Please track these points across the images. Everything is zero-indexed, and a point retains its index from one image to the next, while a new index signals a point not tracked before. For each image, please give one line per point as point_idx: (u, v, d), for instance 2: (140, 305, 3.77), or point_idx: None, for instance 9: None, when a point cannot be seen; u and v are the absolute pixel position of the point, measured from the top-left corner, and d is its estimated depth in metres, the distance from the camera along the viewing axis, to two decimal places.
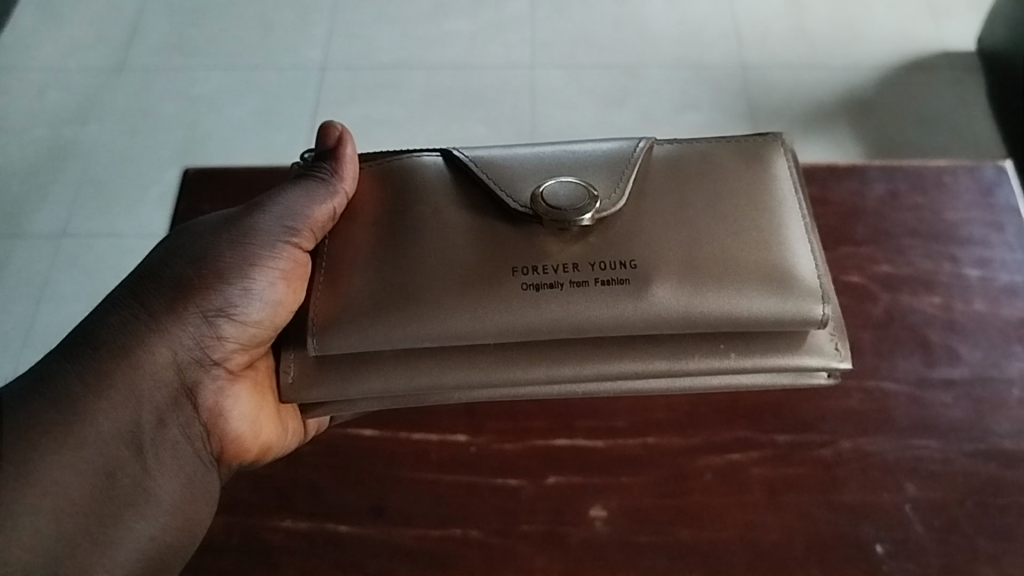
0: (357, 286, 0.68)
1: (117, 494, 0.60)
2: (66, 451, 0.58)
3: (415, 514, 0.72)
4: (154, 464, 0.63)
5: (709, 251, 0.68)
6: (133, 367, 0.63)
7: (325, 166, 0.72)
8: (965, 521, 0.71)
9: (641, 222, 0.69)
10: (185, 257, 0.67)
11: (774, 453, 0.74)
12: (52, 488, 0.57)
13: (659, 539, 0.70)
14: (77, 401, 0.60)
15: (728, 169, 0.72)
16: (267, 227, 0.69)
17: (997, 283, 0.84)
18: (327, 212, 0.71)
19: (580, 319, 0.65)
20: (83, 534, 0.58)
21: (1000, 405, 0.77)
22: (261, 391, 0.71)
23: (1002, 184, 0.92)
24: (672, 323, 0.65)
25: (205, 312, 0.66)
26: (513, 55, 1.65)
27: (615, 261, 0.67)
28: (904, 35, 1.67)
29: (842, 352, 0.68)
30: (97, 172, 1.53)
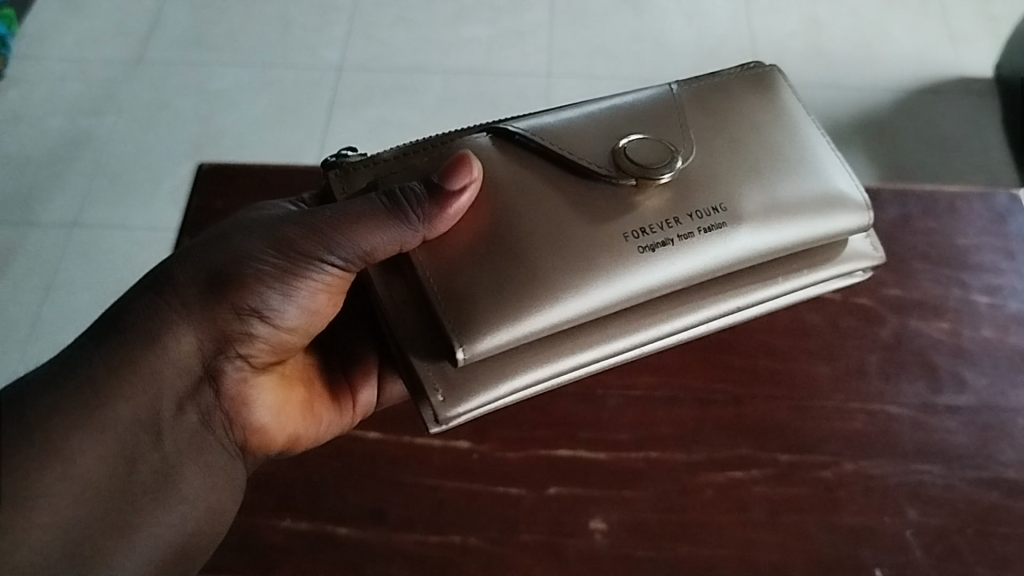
0: (479, 278, 0.64)
1: (137, 483, 0.60)
2: (92, 437, 0.57)
3: (416, 519, 0.72)
4: (176, 455, 0.63)
5: (786, 192, 0.70)
6: (160, 352, 0.61)
7: (423, 196, 0.63)
8: (965, 548, 0.71)
9: (719, 176, 0.69)
10: (229, 249, 0.64)
11: (776, 472, 0.74)
12: (75, 474, 0.56)
13: (658, 553, 0.70)
14: (105, 386, 0.58)
15: (755, 108, 0.74)
16: (317, 245, 0.63)
17: (1006, 311, 0.84)
18: (393, 246, 0.63)
19: (695, 270, 0.67)
20: (102, 520, 0.58)
21: (1005, 433, 0.77)
22: (284, 385, 0.72)
23: (1015, 212, 0.91)
24: (774, 251, 0.69)
25: (238, 309, 0.64)
26: (530, 64, 1.65)
27: (708, 209, 0.68)
28: (921, 58, 1.67)
29: (873, 250, 0.78)
30: (112, 163, 1.54)
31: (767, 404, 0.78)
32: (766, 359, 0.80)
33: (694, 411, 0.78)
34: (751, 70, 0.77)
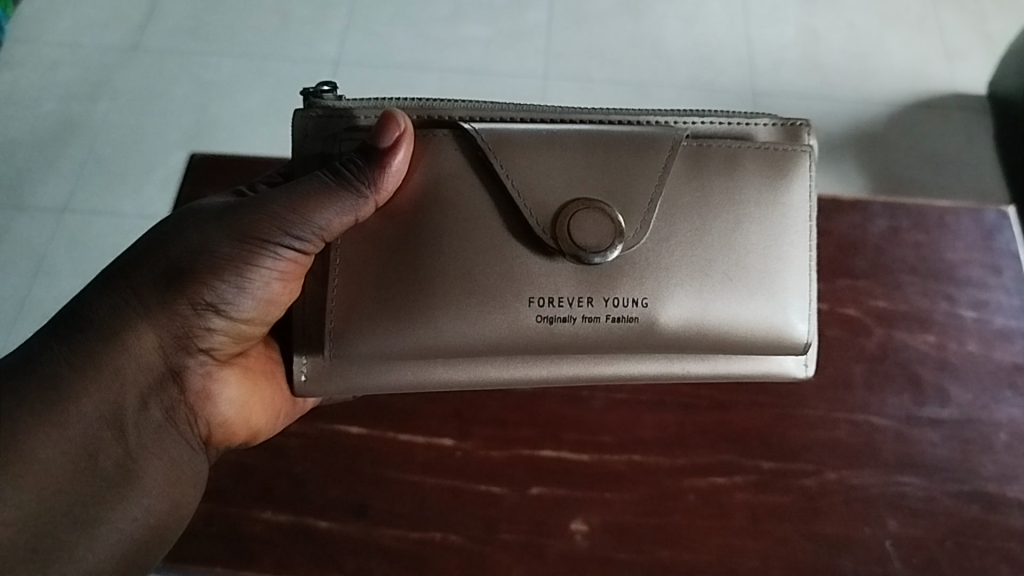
0: (374, 308, 0.67)
1: (100, 475, 0.60)
2: (49, 431, 0.57)
3: (397, 515, 0.72)
4: (138, 447, 0.62)
5: (721, 288, 0.69)
6: (118, 350, 0.61)
7: (360, 175, 0.64)
8: (943, 561, 0.72)
9: (658, 249, 0.68)
10: (183, 242, 0.64)
11: (758, 479, 0.75)
12: (34, 466, 0.56)
13: (638, 556, 0.71)
14: (63, 383, 0.59)
15: (749, 181, 0.70)
16: (272, 229, 0.64)
17: (991, 327, 0.85)
18: (345, 223, 0.65)
19: (584, 345, 0.68)
20: (65, 514, 0.57)
21: (987, 447, 0.78)
22: (251, 378, 0.72)
23: (1004, 228, 0.92)
24: (691, 339, 0.69)
25: (195, 303, 0.64)
26: (526, 65, 1.65)
27: (626, 298, 0.68)
28: (916, 73, 1.68)
29: (802, 367, 0.76)
30: (103, 151, 1.53)
31: (751, 412, 0.78)
32: None
33: (679, 415, 0.78)
34: (779, 133, 0.73)
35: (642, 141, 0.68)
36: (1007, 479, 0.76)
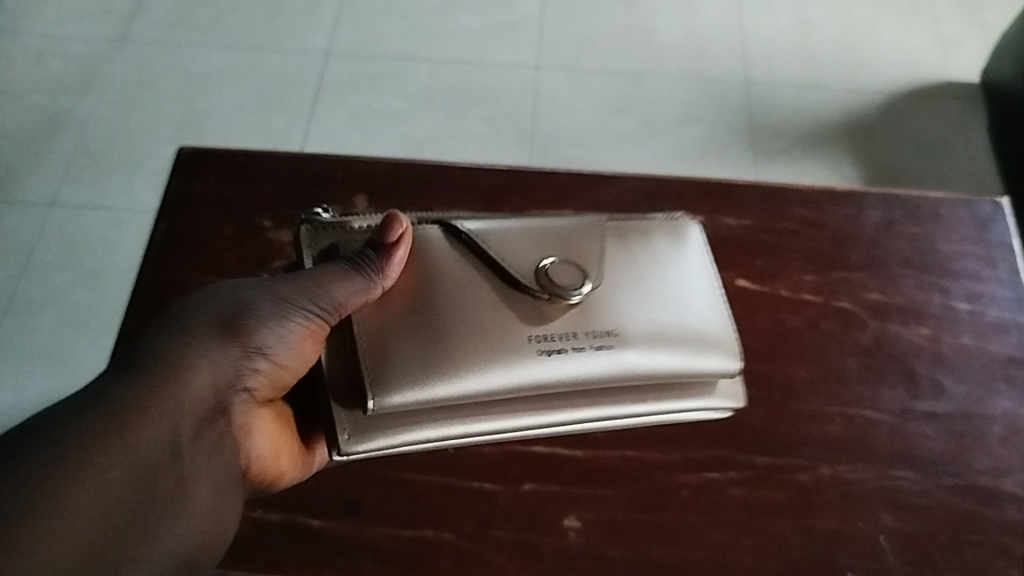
0: (400, 352, 0.66)
1: (159, 491, 0.56)
2: (113, 447, 0.55)
3: (389, 513, 0.72)
4: (194, 469, 0.59)
5: (669, 327, 0.73)
6: (176, 381, 0.60)
7: (371, 258, 0.67)
8: (938, 556, 0.71)
9: (613, 296, 0.73)
10: (228, 301, 0.64)
11: (752, 474, 0.74)
12: (97, 478, 0.54)
13: (632, 553, 0.70)
14: (124, 407, 0.57)
15: (660, 252, 0.77)
16: (307, 292, 0.65)
17: (986, 319, 0.84)
18: (359, 300, 0.66)
19: (586, 375, 0.69)
20: (123, 527, 0.54)
21: (982, 441, 0.77)
22: (280, 427, 0.68)
23: (998, 220, 0.91)
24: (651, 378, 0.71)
25: (244, 348, 0.63)
26: (519, 55, 1.64)
27: (602, 330, 0.70)
28: (910, 62, 1.68)
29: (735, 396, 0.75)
30: (92, 143, 1.51)
31: (745, 406, 0.77)
32: (747, 359, 0.80)
33: None
34: (669, 221, 0.80)
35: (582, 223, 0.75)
36: (1002, 472, 0.76)
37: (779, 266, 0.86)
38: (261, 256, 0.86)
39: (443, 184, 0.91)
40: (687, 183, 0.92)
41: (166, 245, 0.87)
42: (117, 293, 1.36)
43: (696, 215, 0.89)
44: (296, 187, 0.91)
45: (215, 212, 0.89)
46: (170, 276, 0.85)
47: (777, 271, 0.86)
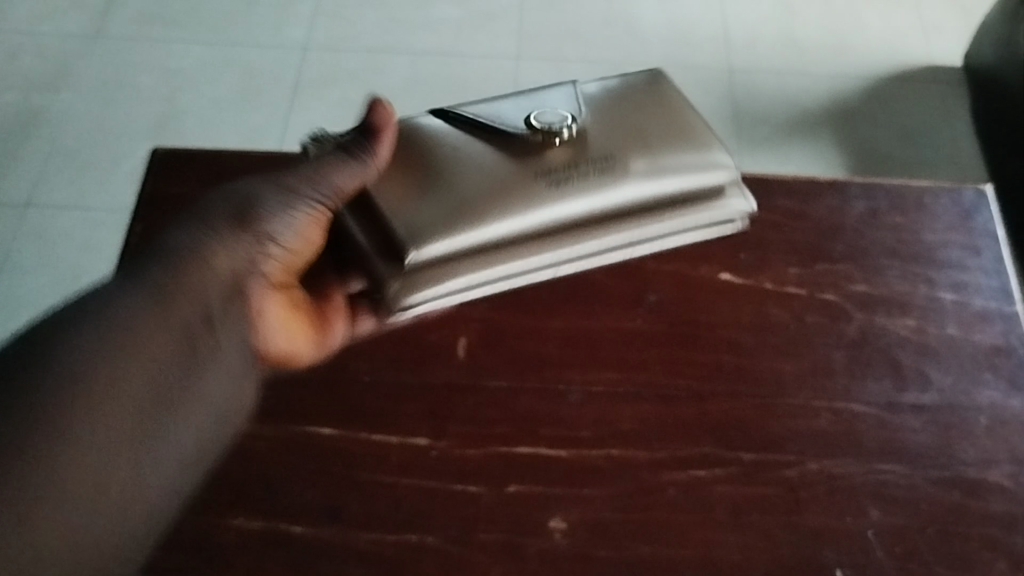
0: (422, 204, 0.72)
1: (195, 363, 0.63)
2: (149, 326, 0.62)
3: (372, 518, 0.71)
4: (223, 342, 0.66)
5: (662, 153, 0.77)
6: (200, 265, 0.66)
7: (363, 144, 0.73)
8: (926, 549, 0.71)
9: (603, 138, 0.78)
10: (237, 195, 0.71)
11: (739, 471, 0.74)
12: (138, 354, 0.60)
13: (618, 554, 0.70)
14: (155, 291, 0.64)
15: (631, 102, 0.81)
16: (310, 183, 0.71)
17: (970, 308, 0.84)
18: (356, 183, 0.73)
19: (598, 197, 0.74)
20: (166, 394, 0.61)
21: (969, 432, 0.77)
22: (295, 306, 0.74)
23: (982, 208, 0.91)
24: (656, 202, 0.76)
25: (255, 235, 0.70)
26: (499, 46, 1.63)
27: (598, 160, 0.76)
28: (892, 47, 1.67)
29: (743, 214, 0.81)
30: (68, 141, 1.49)
31: (730, 402, 0.77)
32: (731, 355, 0.80)
33: (655, 407, 0.77)
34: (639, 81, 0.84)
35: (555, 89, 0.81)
36: (989, 464, 0.75)
37: (763, 259, 0.86)
38: None
39: None
40: None
41: (142, 251, 0.86)
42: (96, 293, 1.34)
43: None
44: None
45: None
46: None
47: (761, 263, 0.85)
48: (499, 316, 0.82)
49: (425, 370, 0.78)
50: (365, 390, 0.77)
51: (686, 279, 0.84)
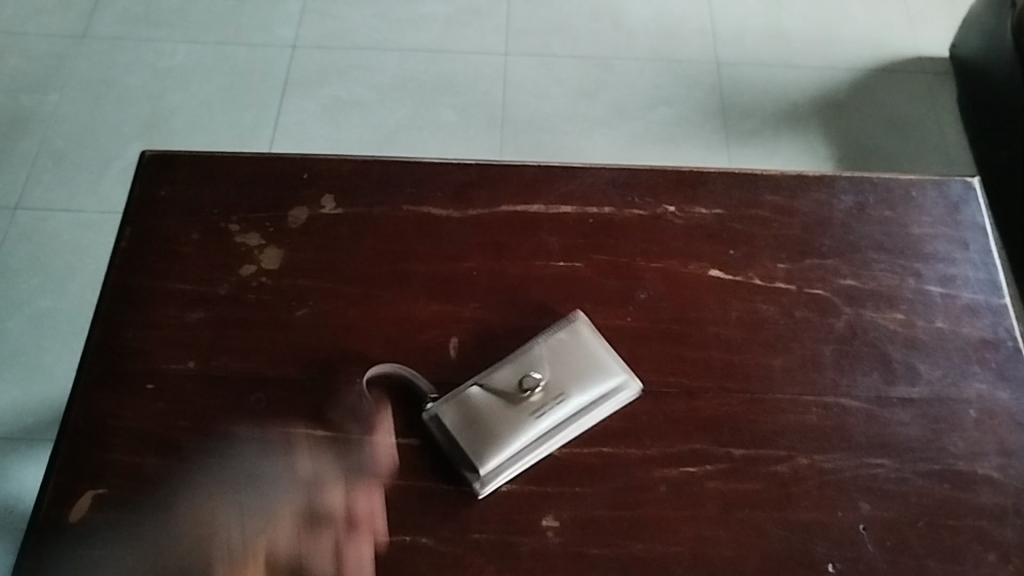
0: (406, 364, 0.79)
1: (184, 524, 0.71)
2: (151, 490, 0.73)
3: (366, 519, 0.71)
4: (217, 503, 0.72)
5: (580, 330, 0.80)
6: (209, 438, 0.75)
7: (303, 368, 0.79)
8: (916, 542, 0.71)
9: (581, 242, 0.86)
10: (260, 377, 0.78)
11: (730, 467, 0.74)
12: (137, 507, 0.72)
13: (611, 552, 0.70)
14: (164, 460, 0.74)
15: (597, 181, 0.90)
16: (320, 379, 0.78)
17: (958, 301, 0.84)
18: (360, 392, 0.77)
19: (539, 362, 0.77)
20: (148, 546, 0.71)
21: (958, 425, 0.77)
22: (240, 517, 0.71)
23: (969, 201, 0.91)
24: (579, 368, 0.77)
25: (263, 418, 0.76)
26: (487, 42, 1.62)
27: (536, 341, 0.79)
28: (879, 39, 1.67)
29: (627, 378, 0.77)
30: (56, 143, 1.49)
31: (721, 398, 0.77)
32: (721, 351, 0.80)
33: (646, 404, 0.77)
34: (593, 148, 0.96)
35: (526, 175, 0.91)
36: (978, 457, 0.76)
37: (751, 255, 0.86)
38: (229, 260, 0.85)
39: (412, 181, 0.90)
40: (658, 173, 0.91)
41: (131, 253, 0.86)
42: (87, 294, 1.33)
43: (668, 206, 0.89)
44: (263, 187, 0.90)
45: (181, 217, 0.88)
46: (137, 285, 0.84)
47: (750, 260, 0.86)
48: (490, 316, 0.82)
49: (416, 370, 0.79)
50: (357, 390, 0.78)
51: (675, 276, 0.84)
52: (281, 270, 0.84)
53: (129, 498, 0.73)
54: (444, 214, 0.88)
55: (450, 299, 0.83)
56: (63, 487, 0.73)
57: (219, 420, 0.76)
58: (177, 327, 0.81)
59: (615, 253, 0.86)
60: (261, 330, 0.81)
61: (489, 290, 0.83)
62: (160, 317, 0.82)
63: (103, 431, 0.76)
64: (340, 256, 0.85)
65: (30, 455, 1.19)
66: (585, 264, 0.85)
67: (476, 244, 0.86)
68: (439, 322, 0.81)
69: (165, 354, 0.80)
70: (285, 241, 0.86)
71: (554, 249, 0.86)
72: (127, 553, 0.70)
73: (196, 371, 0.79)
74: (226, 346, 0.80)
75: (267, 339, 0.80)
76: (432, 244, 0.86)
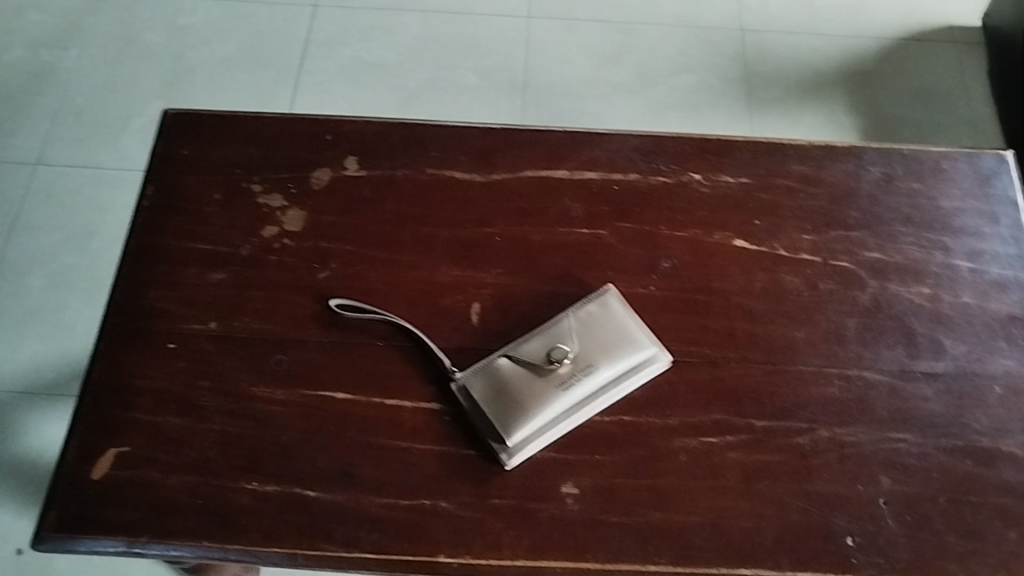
0: (437, 313, 0.80)
1: (202, 478, 0.72)
2: (170, 446, 0.73)
3: (386, 482, 0.72)
4: (233, 458, 0.73)
5: (614, 301, 0.78)
6: (225, 395, 0.76)
7: (332, 330, 0.79)
8: (936, 517, 0.71)
9: (604, 212, 0.85)
10: (277, 333, 0.79)
11: (751, 438, 0.74)
12: (156, 462, 0.73)
13: (629, 519, 0.70)
14: (182, 415, 0.75)
15: (621, 147, 0.89)
16: (336, 334, 0.78)
17: (986, 277, 0.83)
18: (376, 345, 0.78)
19: (566, 331, 0.75)
20: (168, 499, 0.71)
21: (982, 401, 0.77)
22: (259, 470, 0.72)
23: (1001, 174, 0.89)
24: (608, 339, 0.75)
25: (281, 374, 0.77)
26: (510, 4, 1.60)
27: (568, 311, 0.77)
28: (909, 7, 1.64)
29: (659, 352, 0.76)
30: (76, 99, 1.48)
31: (743, 369, 0.77)
32: (744, 322, 0.79)
33: (668, 373, 0.77)
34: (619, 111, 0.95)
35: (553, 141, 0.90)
36: (1001, 433, 0.75)
37: (777, 225, 0.85)
38: (251, 220, 0.85)
39: (435, 144, 0.89)
40: (683, 140, 0.90)
41: (153, 213, 0.86)
42: (106, 251, 1.33)
43: (693, 174, 0.88)
44: (285, 148, 0.89)
45: (203, 177, 0.88)
46: (159, 245, 0.84)
47: (775, 229, 0.85)
48: (511, 282, 0.81)
49: (438, 334, 0.78)
50: (379, 353, 0.77)
51: (700, 245, 0.84)
52: (303, 232, 0.84)
53: (149, 456, 0.73)
54: (467, 178, 0.87)
55: (472, 264, 0.82)
56: (85, 444, 0.74)
57: (241, 381, 0.76)
58: (198, 288, 0.81)
59: (639, 221, 0.85)
60: (282, 292, 0.81)
61: (511, 256, 0.83)
62: (182, 276, 0.82)
63: (125, 389, 0.76)
64: (362, 219, 0.85)
65: (50, 412, 1.20)
66: (608, 231, 0.84)
67: (499, 210, 0.85)
68: (461, 288, 0.81)
69: (186, 314, 0.80)
70: (307, 203, 0.86)
71: (577, 216, 0.85)
72: (148, 511, 0.71)
73: (217, 332, 0.79)
74: (247, 307, 0.80)
75: (289, 301, 0.80)
76: (456, 209, 0.86)
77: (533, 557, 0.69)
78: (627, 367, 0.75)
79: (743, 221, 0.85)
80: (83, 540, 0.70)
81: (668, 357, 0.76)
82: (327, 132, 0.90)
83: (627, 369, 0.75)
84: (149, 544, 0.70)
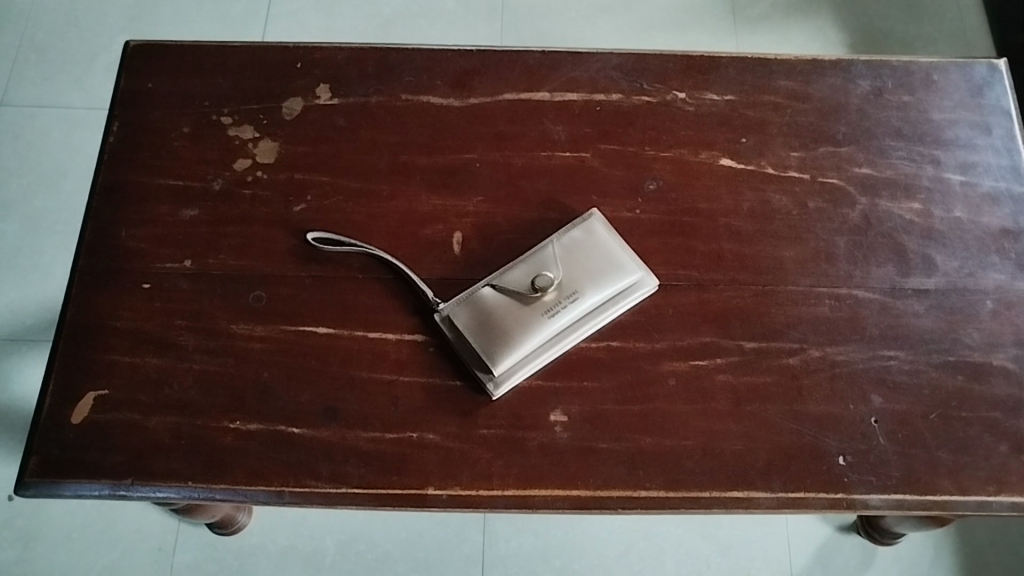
0: (417, 243, 0.78)
1: (184, 418, 0.71)
2: (149, 387, 0.72)
3: (371, 416, 0.71)
4: (215, 398, 0.71)
5: (599, 226, 0.76)
6: (203, 334, 0.74)
7: (311, 264, 0.77)
8: (928, 433, 0.71)
9: (586, 134, 0.83)
10: (253, 269, 0.77)
11: (740, 360, 0.73)
12: (136, 405, 0.71)
13: (618, 445, 0.69)
14: (160, 356, 0.73)
15: (602, 65, 0.86)
16: (314, 268, 0.77)
17: (978, 189, 0.81)
18: (356, 277, 0.76)
19: (550, 258, 0.73)
20: (150, 441, 0.70)
21: (974, 316, 0.76)
22: (241, 409, 0.71)
23: (993, 83, 0.87)
24: (594, 265, 0.73)
25: (260, 310, 0.75)
26: None
27: (552, 237, 0.75)
28: None
29: (645, 277, 0.75)
30: (39, 36, 1.43)
31: (731, 290, 0.76)
32: (731, 244, 0.78)
33: (655, 297, 0.75)
34: None
35: (531, 61, 0.87)
36: (993, 347, 0.74)
37: (764, 142, 0.83)
38: (222, 154, 0.82)
39: (409, 68, 0.86)
40: (667, 57, 0.87)
41: (120, 150, 0.83)
42: (79, 192, 1.30)
43: (678, 92, 0.85)
44: (253, 77, 0.86)
45: (170, 111, 0.85)
46: (128, 183, 0.81)
47: (762, 148, 0.82)
48: (492, 209, 0.79)
49: (419, 265, 0.77)
50: (360, 286, 0.76)
51: (685, 166, 0.81)
52: (276, 164, 0.82)
53: (129, 399, 0.72)
54: (444, 102, 0.85)
55: (452, 192, 0.80)
56: (61, 388, 0.72)
57: (219, 320, 0.74)
58: (171, 225, 0.79)
59: (622, 143, 0.82)
60: (257, 227, 0.79)
61: (491, 182, 0.81)
62: (152, 214, 0.80)
63: (100, 331, 0.74)
64: (337, 149, 0.82)
65: (28, 358, 1.18)
66: (592, 154, 0.82)
67: (477, 134, 0.83)
68: (441, 216, 0.79)
69: (160, 253, 0.78)
70: (280, 133, 0.83)
71: (560, 139, 0.83)
72: (132, 454, 0.70)
73: (192, 270, 0.77)
74: (222, 244, 0.78)
75: (264, 236, 0.78)
76: (433, 136, 0.83)
77: (522, 487, 0.68)
78: (612, 294, 0.73)
79: (728, 139, 0.83)
80: (67, 484, 0.69)
81: (654, 282, 0.75)
82: (297, 58, 0.87)
83: (613, 295, 0.73)
84: (134, 486, 0.69)
